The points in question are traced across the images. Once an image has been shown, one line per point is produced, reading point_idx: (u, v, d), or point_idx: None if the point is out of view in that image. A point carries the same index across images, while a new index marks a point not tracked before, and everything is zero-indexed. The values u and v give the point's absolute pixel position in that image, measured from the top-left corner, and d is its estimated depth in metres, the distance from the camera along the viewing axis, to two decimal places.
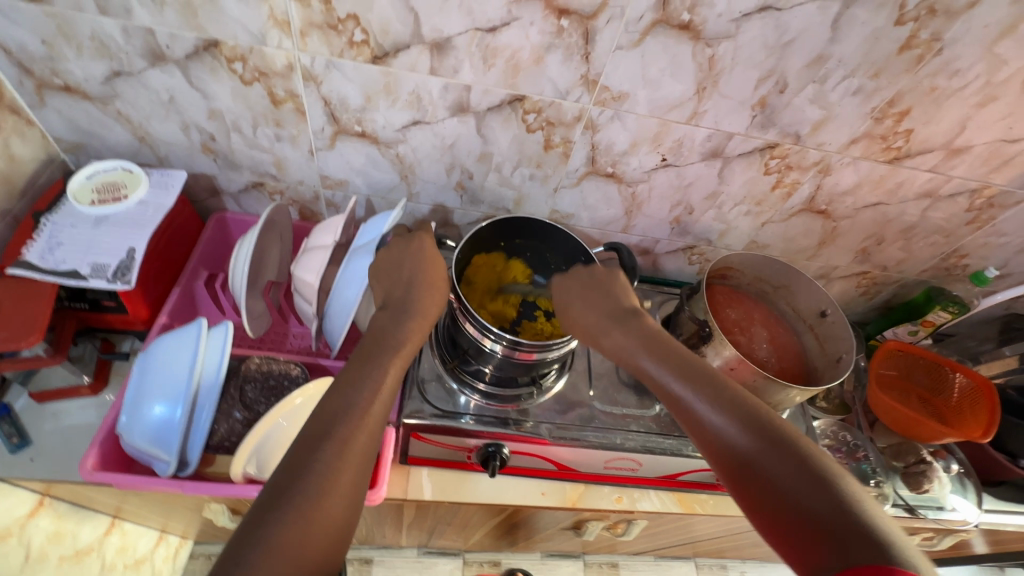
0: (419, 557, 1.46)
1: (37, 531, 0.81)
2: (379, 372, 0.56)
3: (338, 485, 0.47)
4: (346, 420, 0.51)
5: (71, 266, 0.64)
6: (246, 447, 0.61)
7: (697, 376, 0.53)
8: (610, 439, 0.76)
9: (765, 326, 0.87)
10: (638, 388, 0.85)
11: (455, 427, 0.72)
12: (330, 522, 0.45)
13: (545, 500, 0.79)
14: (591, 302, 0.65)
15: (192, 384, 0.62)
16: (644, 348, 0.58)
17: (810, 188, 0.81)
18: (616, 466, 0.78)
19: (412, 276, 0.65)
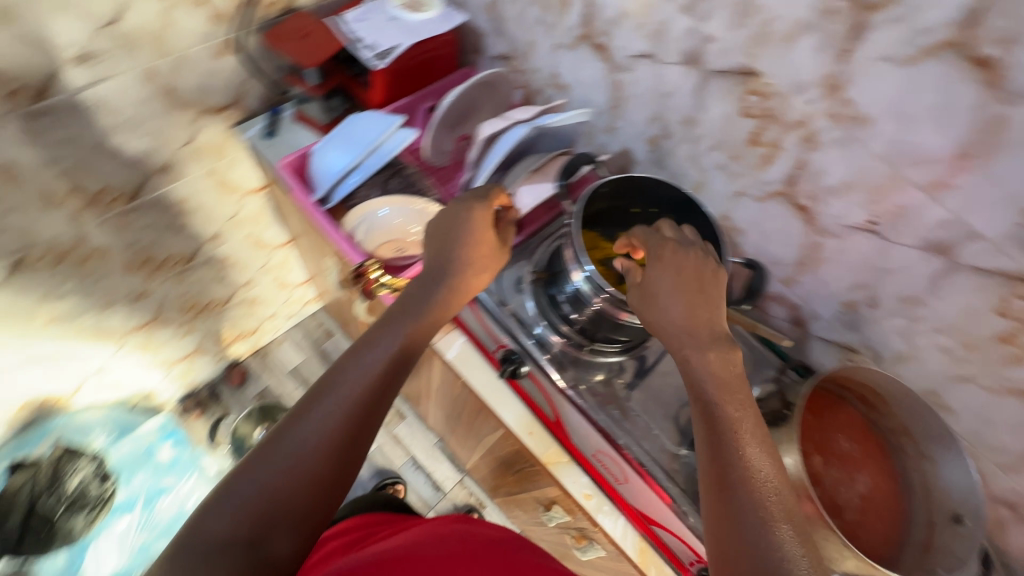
0: (433, 447, 1.63)
1: (248, 203, 1.14)
2: (391, 341, 0.60)
3: (331, 434, 0.52)
4: (347, 382, 0.56)
5: (359, 36, 0.86)
6: (363, 207, 0.80)
7: (732, 420, 0.50)
8: (614, 433, 0.73)
9: (874, 480, 0.68)
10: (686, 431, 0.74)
11: (505, 321, 0.78)
12: (319, 464, 0.51)
13: (531, 440, 0.79)
14: (676, 297, 0.58)
15: (366, 152, 0.81)
16: (704, 364, 0.54)
17: None
18: (603, 462, 0.75)
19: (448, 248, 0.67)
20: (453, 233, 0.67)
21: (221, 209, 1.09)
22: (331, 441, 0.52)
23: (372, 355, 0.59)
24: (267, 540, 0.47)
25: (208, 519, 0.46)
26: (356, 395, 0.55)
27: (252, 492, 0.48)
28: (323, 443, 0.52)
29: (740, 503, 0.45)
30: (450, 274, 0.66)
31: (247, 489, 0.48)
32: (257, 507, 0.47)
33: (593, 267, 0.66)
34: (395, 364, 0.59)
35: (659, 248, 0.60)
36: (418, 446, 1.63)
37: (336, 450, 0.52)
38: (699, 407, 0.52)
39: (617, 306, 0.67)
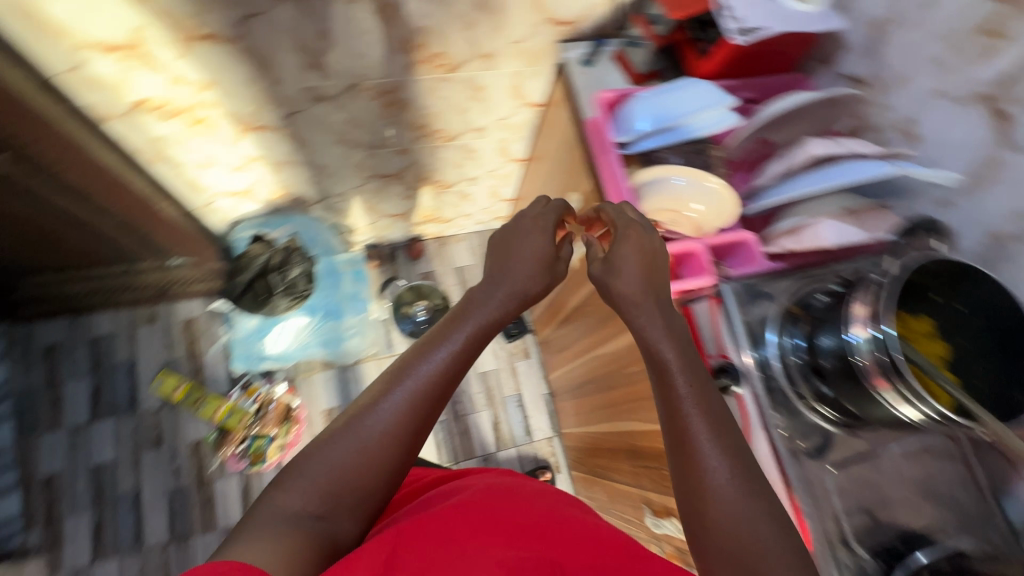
0: (543, 396, 1.70)
1: (520, 113, 1.20)
2: (444, 349, 0.69)
3: (383, 437, 0.63)
4: (404, 388, 0.66)
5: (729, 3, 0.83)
6: (658, 170, 0.80)
7: (689, 390, 0.65)
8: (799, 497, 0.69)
9: None
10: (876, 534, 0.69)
11: (737, 337, 0.76)
12: (376, 456, 0.62)
13: None
14: (637, 264, 0.72)
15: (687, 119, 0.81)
16: (671, 346, 0.68)
17: None
18: None
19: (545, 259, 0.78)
20: (516, 263, 0.77)
21: (499, 109, 1.17)
22: (394, 434, 0.64)
23: (432, 355, 0.68)
24: (332, 516, 0.60)
25: (279, 495, 0.59)
26: (421, 389, 0.66)
27: (322, 479, 0.60)
28: (386, 433, 0.63)
29: None
30: (512, 286, 0.76)
31: (319, 470, 0.61)
32: (320, 490, 0.60)
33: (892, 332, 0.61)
34: (453, 359, 0.69)
35: (622, 222, 0.74)
36: (530, 387, 1.71)
37: (407, 427, 0.64)
38: (660, 381, 0.67)
39: (883, 381, 0.62)
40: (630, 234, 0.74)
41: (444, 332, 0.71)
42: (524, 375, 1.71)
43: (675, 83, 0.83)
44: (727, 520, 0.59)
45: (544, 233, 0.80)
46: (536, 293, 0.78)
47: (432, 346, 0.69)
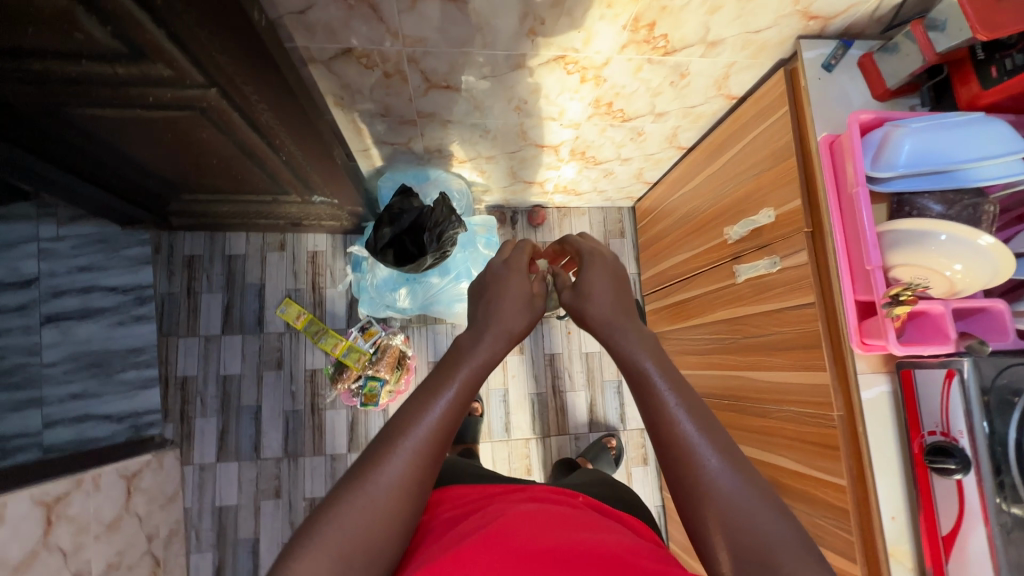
0: None
1: (711, 104, 1.10)
2: (447, 388, 0.58)
3: (397, 491, 0.52)
4: (406, 439, 0.54)
5: None
6: (929, 221, 0.69)
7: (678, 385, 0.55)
8: None
9: None
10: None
11: (976, 422, 0.69)
12: (395, 506, 0.52)
13: (891, 532, 0.78)
14: (613, 289, 0.66)
15: (964, 166, 0.71)
16: (652, 352, 0.58)
17: None
18: None
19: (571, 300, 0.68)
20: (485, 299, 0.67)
21: (692, 97, 1.07)
22: (400, 491, 0.52)
23: (432, 400, 0.57)
24: None
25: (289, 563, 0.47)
26: (425, 437, 0.55)
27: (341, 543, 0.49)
28: (398, 488, 0.53)
29: None
30: (495, 319, 0.65)
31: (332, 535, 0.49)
32: (337, 547, 0.49)
33: None
34: (453, 403, 0.58)
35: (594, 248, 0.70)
36: None
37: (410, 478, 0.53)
38: (641, 388, 0.57)
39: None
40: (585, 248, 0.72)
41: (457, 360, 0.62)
42: None
43: (959, 121, 0.71)
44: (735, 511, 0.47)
45: (523, 273, 0.70)
46: (520, 332, 0.66)
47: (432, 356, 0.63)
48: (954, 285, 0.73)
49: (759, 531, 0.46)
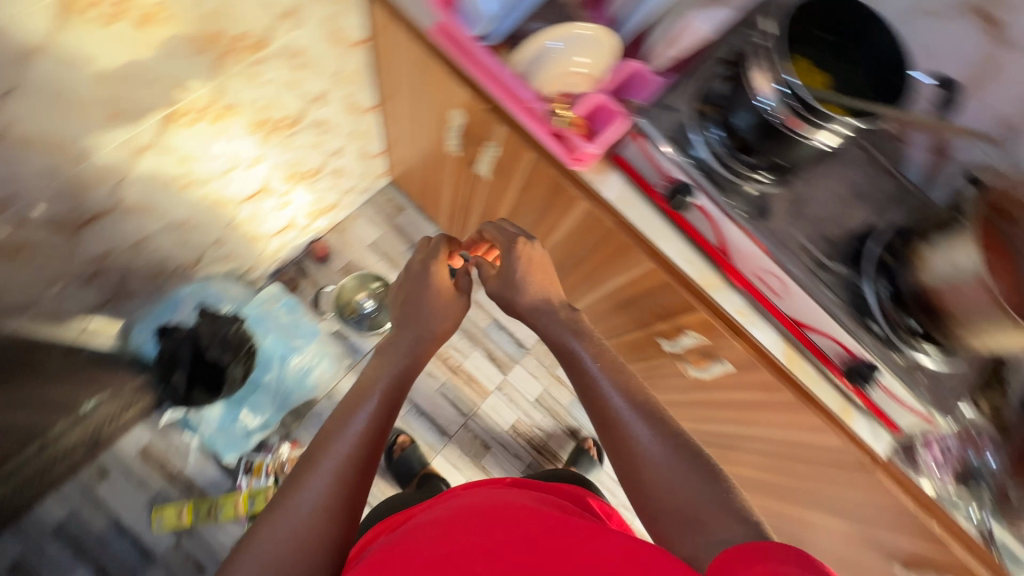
0: None
1: (351, 59, 1.07)
2: (368, 408, 0.80)
3: (320, 505, 0.69)
4: (327, 461, 0.73)
5: None
6: (534, 45, 0.80)
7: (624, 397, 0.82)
8: (779, 254, 0.80)
9: None
10: (845, 240, 0.82)
11: (672, 154, 0.81)
12: (319, 532, 0.68)
13: (686, 265, 0.88)
14: (523, 265, 0.94)
15: None
16: (566, 339, 0.91)
17: None
18: (763, 280, 0.85)
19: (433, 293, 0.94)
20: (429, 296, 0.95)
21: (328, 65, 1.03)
22: (326, 506, 0.70)
23: (357, 413, 0.79)
24: None
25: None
26: (340, 464, 0.73)
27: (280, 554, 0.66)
28: (322, 504, 0.70)
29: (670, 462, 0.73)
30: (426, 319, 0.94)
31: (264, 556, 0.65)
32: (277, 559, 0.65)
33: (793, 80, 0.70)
34: (375, 420, 0.79)
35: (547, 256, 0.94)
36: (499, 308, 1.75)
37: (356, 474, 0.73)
38: (587, 391, 0.85)
39: (803, 124, 0.72)
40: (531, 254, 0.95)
41: (385, 381, 0.85)
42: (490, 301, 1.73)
43: None
44: (657, 473, 0.73)
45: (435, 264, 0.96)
46: (443, 331, 0.95)
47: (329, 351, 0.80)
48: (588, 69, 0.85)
49: (665, 477, 0.72)
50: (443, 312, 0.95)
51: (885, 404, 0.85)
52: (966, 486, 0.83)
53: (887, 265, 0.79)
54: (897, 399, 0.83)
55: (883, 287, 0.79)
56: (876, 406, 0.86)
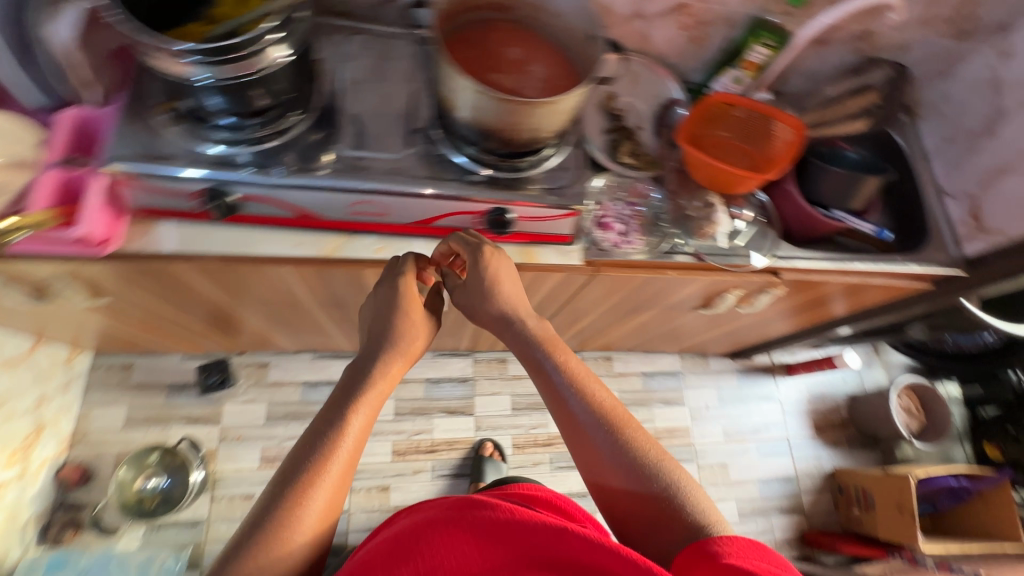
0: (313, 359, 1.62)
1: None
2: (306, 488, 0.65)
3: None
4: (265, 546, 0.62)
5: None
6: None
7: (588, 398, 0.74)
8: (345, 183, 0.73)
9: (544, 62, 0.81)
10: (396, 133, 0.79)
11: (165, 170, 0.69)
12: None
13: (298, 250, 0.80)
14: (506, 275, 0.79)
15: None
16: (526, 349, 0.79)
17: None
18: (361, 211, 0.77)
19: (386, 304, 0.78)
20: (385, 330, 0.78)
21: None
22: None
23: (338, 435, 0.70)
24: None
25: None
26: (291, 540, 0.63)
27: None
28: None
29: (623, 472, 0.69)
30: (395, 344, 0.78)
31: None
32: None
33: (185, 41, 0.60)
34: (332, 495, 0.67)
35: (488, 244, 0.78)
36: (301, 371, 1.61)
37: (319, 529, 0.65)
38: (555, 398, 0.76)
39: (243, 64, 0.64)
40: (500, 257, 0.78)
41: (347, 401, 0.73)
42: (288, 373, 1.58)
43: None
44: (630, 478, 0.68)
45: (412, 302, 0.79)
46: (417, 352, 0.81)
47: (348, 441, 0.70)
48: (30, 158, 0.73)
49: (632, 482, 0.68)
50: (412, 319, 0.78)
51: (545, 227, 0.84)
52: (655, 234, 0.92)
53: (441, 128, 0.79)
54: (543, 216, 0.82)
55: (463, 150, 0.78)
56: (545, 234, 0.86)
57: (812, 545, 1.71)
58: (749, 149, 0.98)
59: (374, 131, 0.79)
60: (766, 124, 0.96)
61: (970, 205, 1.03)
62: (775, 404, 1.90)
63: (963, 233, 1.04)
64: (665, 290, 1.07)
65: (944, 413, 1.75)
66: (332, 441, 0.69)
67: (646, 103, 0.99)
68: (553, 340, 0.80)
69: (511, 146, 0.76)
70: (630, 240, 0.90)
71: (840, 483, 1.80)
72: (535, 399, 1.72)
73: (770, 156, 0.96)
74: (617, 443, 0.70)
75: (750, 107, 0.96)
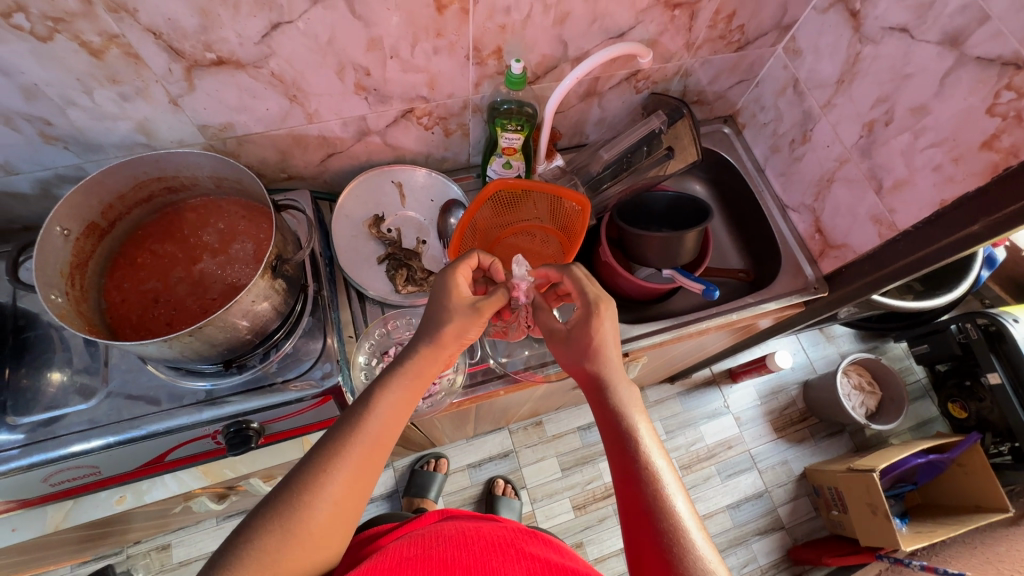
0: (218, 524, 1.47)
1: None
2: (330, 475, 0.51)
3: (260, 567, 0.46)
4: (279, 525, 0.48)
5: None
6: None
7: (622, 397, 0.60)
8: (17, 459, 0.61)
9: (247, 234, 0.67)
10: (86, 376, 0.67)
11: None
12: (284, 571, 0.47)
13: (21, 532, 0.69)
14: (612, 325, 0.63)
15: None
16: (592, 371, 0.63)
17: (152, 41, 0.54)
18: (66, 477, 0.66)
19: (441, 289, 0.62)
20: (441, 312, 0.61)
21: None
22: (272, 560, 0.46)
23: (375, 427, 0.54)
24: None
25: None
26: (303, 525, 0.48)
27: None
28: (274, 553, 0.47)
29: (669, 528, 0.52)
30: (437, 330, 0.60)
31: None
32: None
33: None
34: (352, 490, 0.51)
35: (602, 295, 0.64)
36: (206, 541, 1.45)
37: (340, 523, 0.50)
38: (590, 392, 0.62)
39: None
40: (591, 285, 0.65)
41: (386, 383, 0.57)
42: (193, 547, 1.44)
43: None
44: (648, 523, 0.52)
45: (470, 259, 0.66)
46: (466, 333, 0.62)
47: (374, 422, 0.55)
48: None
49: (650, 526, 0.52)
50: (466, 313, 0.61)
51: (304, 419, 0.71)
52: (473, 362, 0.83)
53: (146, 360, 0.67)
54: (292, 412, 0.68)
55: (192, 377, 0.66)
56: (311, 423, 0.73)
57: (800, 562, 1.58)
58: (554, 230, 0.88)
59: (60, 382, 0.66)
60: (563, 202, 0.84)
61: (812, 219, 0.92)
62: (727, 418, 1.75)
63: (815, 250, 0.92)
64: (513, 397, 0.97)
65: (896, 383, 1.63)
66: (359, 420, 0.54)
67: (421, 213, 0.87)
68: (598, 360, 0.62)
69: (226, 353, 0.63)
70: (429, 386, 0.79)
71: (814, 484, 1.67)
72: (468, 492, 1.58)
73: (575, 236, 0.86)
74: (649, 483, 0.54)
75: (540, 190, 0.82)
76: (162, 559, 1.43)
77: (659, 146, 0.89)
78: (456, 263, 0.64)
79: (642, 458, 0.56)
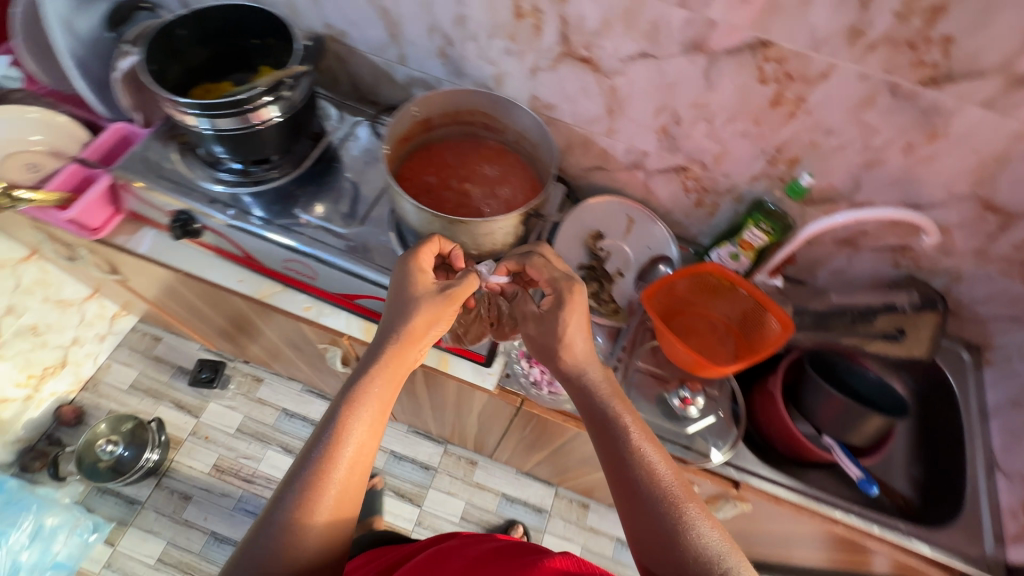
0: (299, 391, 1.67)
1: None
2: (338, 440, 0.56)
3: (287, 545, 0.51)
4: (295, 502, 0.52)
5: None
6: None
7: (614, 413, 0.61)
8: (285, 237, 0.81)
9: (514, 186, 0.82)
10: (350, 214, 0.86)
11: (147, 187, 0.82)
12: (303, 547, 0.51)
13: (241, 285, 0.85)
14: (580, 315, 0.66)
15: None
16: (590, 404, 0.63)
17: (556, 22, 0.70)
18: (294, 268, 0.84)
19: (402, 281, 0.66)
20: (403, 302, 0.65)
21: None
22: (293, 540, 0.51)
23: (372, 391, 0.60)
24: None
25: None
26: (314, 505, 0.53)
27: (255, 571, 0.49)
28: (296, 534, 0.51)
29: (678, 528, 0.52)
30: (404, 325, 0.64)
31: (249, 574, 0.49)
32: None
33: (208, 125, 0.75)
34: (358, 460, 0.56)
35: (568, 277, 0.66)
36: (285, 397, 1.65)
37: (353, 488, 0.55)
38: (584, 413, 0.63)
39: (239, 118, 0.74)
40: (556, 269, 0.68)
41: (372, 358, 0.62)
42: (275, 394, 1.65)
43: None
44: (652, 515, 0.54)
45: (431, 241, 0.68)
46: (431, 320, 0.65)
47: (370, 388, 0.60)
48: (67, 152, 0.85)
49: (655, 521, 0.53)
50: (424, 304, 0.64)
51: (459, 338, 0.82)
52: None
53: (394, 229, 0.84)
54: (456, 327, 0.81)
55: None
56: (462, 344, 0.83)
57: None
58: (738, 331, 0.88)
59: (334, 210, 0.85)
60: (760, 313, 0.84)
61: None
62: None
63: (1010, 529, 0.78)
64: None
65: None
66: (358, 387, 0.60)
67: (634, 252, 0.94)
68: (581, 369, 0.65)
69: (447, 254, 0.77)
70: (556, 385, 0.83)
71: None
72: (488, 516, 1.57)
73: (755, 347, 0.85)
74: (649, 482, 0.55)
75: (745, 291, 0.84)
76: (251, 386, 1.66)
77: (887, 321, 0.84)
78: (416, 254, 0.67)
79: (639, 460, 0.57)
